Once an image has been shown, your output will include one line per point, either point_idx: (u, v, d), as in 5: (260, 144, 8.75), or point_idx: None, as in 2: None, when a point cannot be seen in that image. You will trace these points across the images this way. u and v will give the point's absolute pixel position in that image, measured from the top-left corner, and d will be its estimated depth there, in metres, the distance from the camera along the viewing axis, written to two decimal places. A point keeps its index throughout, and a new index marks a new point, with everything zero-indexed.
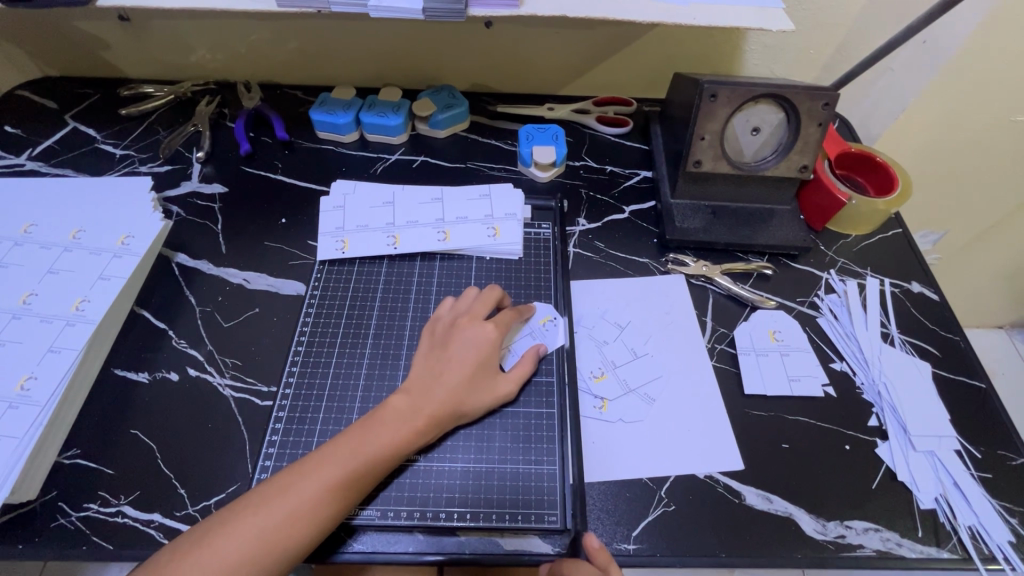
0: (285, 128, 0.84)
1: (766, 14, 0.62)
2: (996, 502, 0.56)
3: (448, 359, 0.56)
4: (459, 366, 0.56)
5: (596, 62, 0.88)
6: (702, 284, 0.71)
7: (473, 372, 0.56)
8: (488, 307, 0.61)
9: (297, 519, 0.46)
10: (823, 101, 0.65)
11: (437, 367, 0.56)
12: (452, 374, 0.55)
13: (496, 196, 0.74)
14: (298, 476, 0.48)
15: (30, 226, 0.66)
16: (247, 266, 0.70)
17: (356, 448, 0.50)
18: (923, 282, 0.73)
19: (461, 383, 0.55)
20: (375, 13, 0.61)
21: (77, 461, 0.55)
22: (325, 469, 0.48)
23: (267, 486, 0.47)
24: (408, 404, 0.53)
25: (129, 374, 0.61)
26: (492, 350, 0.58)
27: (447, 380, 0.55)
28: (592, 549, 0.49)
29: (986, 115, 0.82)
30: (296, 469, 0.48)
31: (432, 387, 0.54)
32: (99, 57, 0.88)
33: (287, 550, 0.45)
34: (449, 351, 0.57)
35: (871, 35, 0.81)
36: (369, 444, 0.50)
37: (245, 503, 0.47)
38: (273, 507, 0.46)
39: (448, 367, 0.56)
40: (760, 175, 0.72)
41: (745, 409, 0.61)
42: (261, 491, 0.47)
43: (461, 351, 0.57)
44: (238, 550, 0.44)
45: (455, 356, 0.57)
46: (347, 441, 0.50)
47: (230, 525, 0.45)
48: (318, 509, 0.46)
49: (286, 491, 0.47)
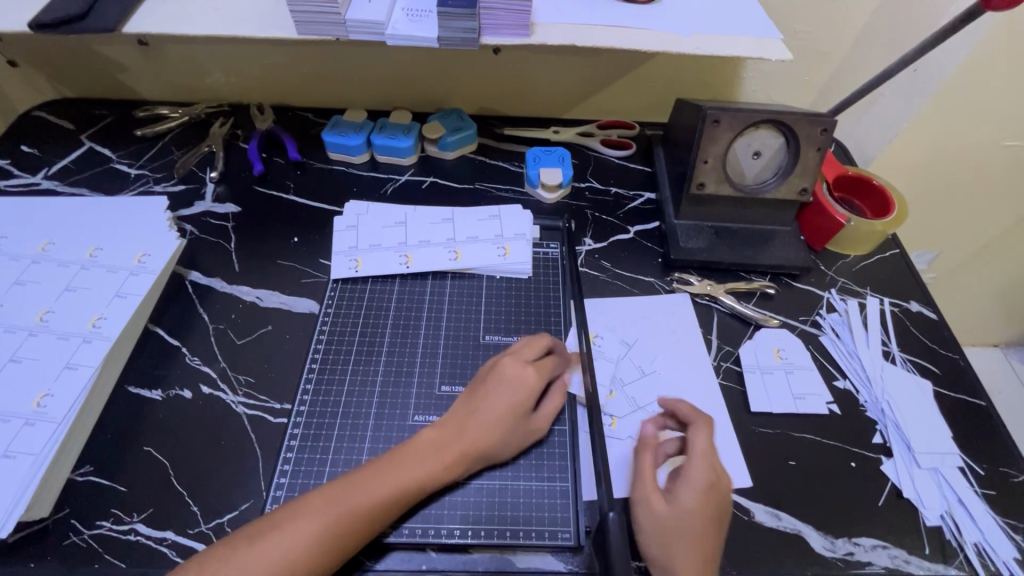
0: (297, 149, 0.86)
1: (765, 45, 0.65)
2: (1000, 518, 0.57)
3: (485, 398, 0.55)
4: (495, 406, 0.55)
5: (600, 88, 0.90)
6: (706, 302, 0.73)
7: (509, 414, 0.55)
8: (538, 351, 0.60)
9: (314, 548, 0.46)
10: (821, 126, 0.68)
11: (472, 405, 0.55)
12: (487, 415, 0.54)
13: (505, 216, 0.76)
14: (321, 500, 0.48)
15: (48, 244, 0.67)
16: (260, 284, 0.71)
17: (381, 477, 0.50)
18: (921, 301, 0.75)
19: (492, 423, 0.54)
20: (392, 41, 0.63)
21: (91, 477, 0.55)
22: (349, 498, 0.48)
23: (290, 509, 0.48)
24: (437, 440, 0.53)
25: (143, 392, 0.61)
26: (530, 392, 0.56)
27: (482, 420, 0.54)
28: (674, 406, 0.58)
29: (977, 138, 0.85)
30: (317, 494, 0.49)
31: (463, 426, 0.54)
32: (115, 80, 0.91)
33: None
34: (486, 390, 0.56)
35: (866, 62, 0.84)
36: (391, 474, 0.50)
37: (270, 523, 0.47)
38: (296, 533, 0.46)
39: (484, 407, 0.54)
40: (761, 197, 0.74)
41: (751, 426, 0.62)
42: (286, 513, 0.48)
43: (499, 391, 0.56)
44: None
45: (493, 396, 0.55)
46: (369, 471, 0.50)
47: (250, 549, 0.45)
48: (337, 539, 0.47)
49: (309, 517, 0.47)
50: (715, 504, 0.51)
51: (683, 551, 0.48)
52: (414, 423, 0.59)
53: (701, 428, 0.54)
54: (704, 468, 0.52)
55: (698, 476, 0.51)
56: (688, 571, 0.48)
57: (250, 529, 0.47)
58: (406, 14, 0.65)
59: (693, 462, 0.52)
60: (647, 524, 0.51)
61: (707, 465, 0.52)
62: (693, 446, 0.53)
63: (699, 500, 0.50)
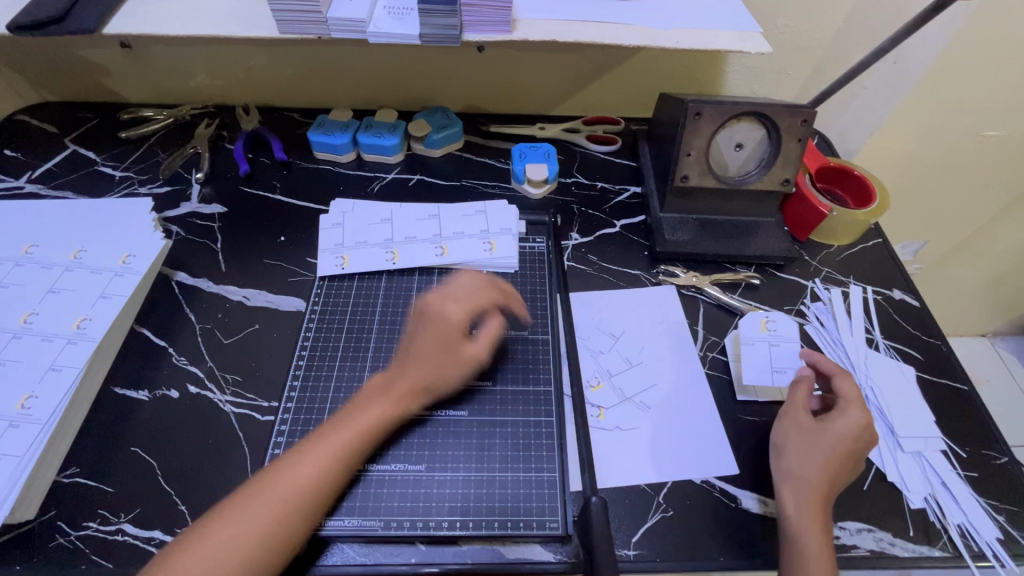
0: (283, 149, 0.86)
1: (743, 37, 0.66)
2: (983, 500, 0.58)
3: (428, 338, 0.60)
4: (426, 343, 0.59)
5: (584, 84, 0.91)
6: (692, 294, 0.73)
7: (440, 349, 0.59)
8: (472, 288, 0.63)
9: (274, 519, 0.47)
10: (801, 118, 0.69)
11: (410, 343, 0.60)
12: (419, 351, 0.59)
13: (491, 212, 0.76)
14: (296, 456, 0.50)
15: (31, 247, 0.67)
16: (247, 283, 0.71)
17: (342, 424, 0.53)
18: (904, 289, 0.76)
19: (428, 358, 0.58)
20: (374, 38, 0.63)
21: (76, 479, 0.55)
22: (318, 448, 0.51)
23: (265, 473, 0.50)
24: (381, 386, 0.57)
25: (129, 392, 0.61)
26: (456, 324, 0.60)
27: (415, 357, 0.58)
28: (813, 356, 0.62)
29: (956, 129, 0.86)
30: (277, 465, 0.50)
31: (405, 364, 0.58)
32: (99, 83, 0.90)
33: (275, 549, 0.46)
34: (420, 329, 0.61)
35: (844, 55, 0.85)
36: (350, 425, 0.53)
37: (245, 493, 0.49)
38: (275, 491, 0.48)
39: (417, 345, 0.59)
40: (744, 188, 0.74)
41: (737, 414, 0.63)
42: (260, 479, 0.49)
43: (428, 327, 0.60)
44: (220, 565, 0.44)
45: (423, 332, 0.60)
46: (326, 432, 0.53)
47: (204, 539, 0.46)
48: (302, 502, 0.48)
49: (285, 472, 0.49)
50: (862, 444, 0.54)
51: (817, 463, 0.53)
52: None
53: (848, 378, 0.58)
54: (856, 412, 0.55)
55: (852, 419, 0.55)
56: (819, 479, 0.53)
57: (202, 521, 0.47)
58: (387, 12, 0.65)
59: (846, 405, 0.56)
60: (790, 448, 0.56)
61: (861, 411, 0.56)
62: (846, 393, 0.57)
63: (853, 432, 0.54)
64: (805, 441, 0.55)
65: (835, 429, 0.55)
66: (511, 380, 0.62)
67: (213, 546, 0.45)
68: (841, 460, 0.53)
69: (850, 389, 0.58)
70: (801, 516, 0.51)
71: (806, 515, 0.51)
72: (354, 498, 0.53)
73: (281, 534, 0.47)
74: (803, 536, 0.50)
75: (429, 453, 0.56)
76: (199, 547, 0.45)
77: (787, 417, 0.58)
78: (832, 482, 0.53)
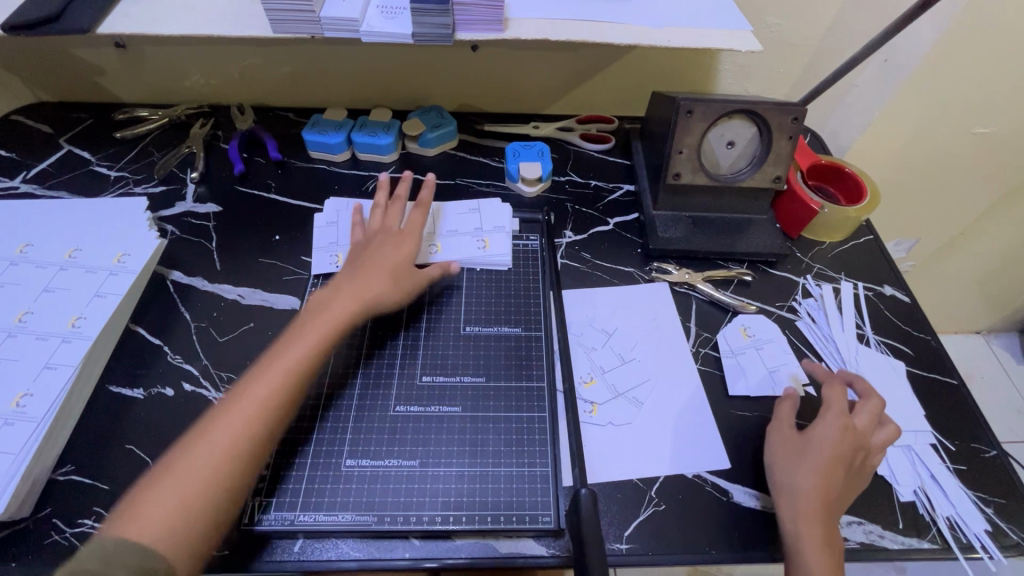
0: (278, 149, 0.86)
1: (734, 36, 0.67)
2: (972, 493, 0.58)
3: (359, 267, 0.64)
4: (376, 264, 0.64)
5: (578, 83, 0.92)
6: (685, 291, 0.74)
7: (391, 268, 0.64)
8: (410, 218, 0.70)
9: (236, 437, 0.49)
10: (792, 115, 0.69)
11: (357, 266, 0.65)
12: (370, 271, 0.64)
13: (485, 210, 0.77)
14: (263, 372, 0.54)
15: (26, 246, 0.67)
16: (242, 282, 0.71)
17: (298, 338, 0.57)
18: (894, 285, 0.76)
19: (380, 276, 0.64)
20: (366, 37, 0.64)
21: (72, 477, 0.55)
22: (282, 361, 0.55)
23: (233, 393, 0.53)
24: (317, 309, 0.60)
25: (124, 390, 0.61)
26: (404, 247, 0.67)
27: (367, 274, 0.63)
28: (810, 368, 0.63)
29: (947, 127, 0.87)
30: (245, 384, 0.53)
31: (355, 280, 0.63)
32: (94, 83, 0.91)
33: (245, 465, 0.49)
34: (367, 255, 0.66)
35: (835, 53, 0.86)
36: (308, 336, 0.57)
37: (217, 412, 0.51)
38: (248, 401, 0.52)
39: (366, 266, 0.64)
40: (736, 186, 0.75)
41: (729, 409, 0.63)
42: (230, 398, 0.52)
43: (375, 252, 0.66)
44: (191, 489, 0.46)
45: (370, 256, 0.65)
46: (286, 346, 0.56)
47: (170, 473, 0.47)
48: (261, 418, 0.51)
49: (253, 386, 0.53)
50: (849, 447, 0.54)
51: (805, 470, 0.53)
52: (395, 413, 0.59)
53: (832, 385, 0.60)
54: (837, 417, 0.56)
55: (836, 424, 0.56)
56: (811, 487, 0.52)
57: (162, 462, 0.48)
58: (380, 11, 0.65)
59: (829, 411, 0.57)
60: (777, 457, 0.56)
61: (841, 416, 0.56)
62: (828, 400, 0.58)
63: (838, 436, 0.55)
64: (790, 452, 0.56)
65: (820, 435, 0.55)
66: (505, 376, 0.63)
67: (179, 475, 0.47)
68: (832, 466, 0.53)
69: (831, 395, 0.59)
70: (797, 527, 0.51)
71: (804, 525, 0.51)
72: (349, 494, 0.53)
73: (247, 450, 0.49)
74: (803, 546, 0.50)
75: (423, 448, 0.57)
76: (166, 480, 0.47)
77: (773, 429, 0.59)
78: (827, 489, 0.52)
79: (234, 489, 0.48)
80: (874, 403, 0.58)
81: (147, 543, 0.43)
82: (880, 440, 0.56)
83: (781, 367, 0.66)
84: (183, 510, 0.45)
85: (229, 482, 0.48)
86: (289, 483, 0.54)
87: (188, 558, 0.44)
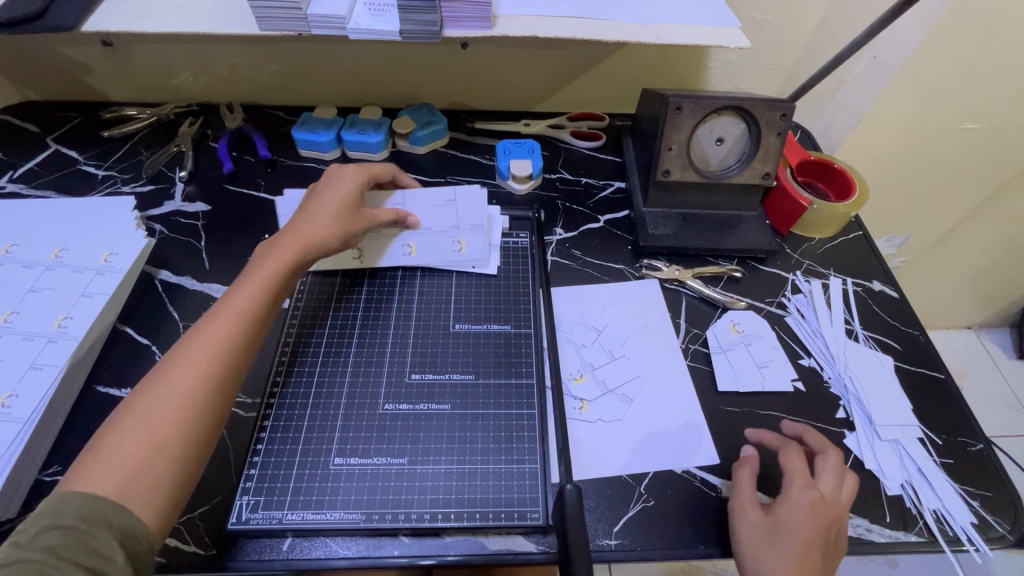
0: (267, 147, 0.86)
1: (723, 32, 0.67)
2: (959, 486, 0.59)
3: (304, 216, 0.63)
4: (327, 207, 0.63)
5: (569, 80, 0.92)
6: (675, 287, 0.74)
7: (341, 209, 0.64)
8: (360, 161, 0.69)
9: (201, 378, 0.48)
10: (781, 111, 0.69)
11: (307, 211, 0.63)
12: (323, 212, 0.63)
13: (462, 200, 0.71)
14: (218, 317, 0.52)
15: (11, 246, 0.67)
16: (230, 280, 0.71)
17: (250, 280, 0.56)
18: (883, 281, 0.77)
19: (333, 216, 0.63)
20: (354, 35, 0.63)
21: (58, 477, 0.55)
22: (238, 303, 0.54)
23: (187, 340, 0.51)
24: (264, 256, 0.59)
25: (111, 390, 0.61)
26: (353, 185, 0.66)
27: (319, 214, 0.62)
28: (762, 437, 0.59)
29: (936, 123, 0.88)
30: (197, 329, 0.52)
31: (306, 223, 0.62)
32: (81, 82, 0.90)
33: (212, 402, 0.48)
34: (317, 200, 0.64)
35: (824, 51, 0.87)
36: (260, 278, 0.56)
37: (170, 360, 0.49)
38: (204, 343, 0.50)
39: (317, 209, 0.63)
40: (725, 182, 0.75)
41: (718, 405, 0.63)
42: (184, 344, 0.50)
43: (324, 195, 0.65)
44: (158, 430, 0.45)
45: (319, 199, 0.64)
46: (237, 290, 0.55)
47: (129, 418, 0.45)
48: (222, 357, 0.50)
49: (207, 329, 0.51)
50: (823, 525, 0.51)
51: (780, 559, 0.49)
52: (383, 411, 0.59)
53: (791, 451, 0.56)
54: (806, 491, 0.52)
55: (804, 498, 0.52)
56: None
57: (116, 412, 0.46)
58: (368, 8, 0.65)
59: (794, 483, 0.53)
60: (745, 541, 0.51)
61: (809, 487, 0.53)
62: (790, 470, 0.54)
63: (810, 515, 0.51)
64: (760, 537, 0.51)
65: (788, 516, 0.51)
66: (494, 374, 0.63)
67: (142, 418, 0.45)
68: (807, 549, 0.50)
69: (796, 463, 0.55)
70: None
71: None
72: (340, 493, 0.53)
73: (210, 389, 0.48)
74: None
75: (411, 445, 0.57)
76: (127, 425, 0.45)
77: (736, 507, 0.53)
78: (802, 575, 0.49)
79: (205, 431, 0.47)
80: (833, 455, 0.56)
81: (117, 490, 0.42)
82: (847, 497, 0.54)
83: (770, 363, 0.67)
84: (153, 453, 0.44)
85: (197, 421, 0.47)
86: (277, 482, 0.54)
87: (163, 504, 0.43)
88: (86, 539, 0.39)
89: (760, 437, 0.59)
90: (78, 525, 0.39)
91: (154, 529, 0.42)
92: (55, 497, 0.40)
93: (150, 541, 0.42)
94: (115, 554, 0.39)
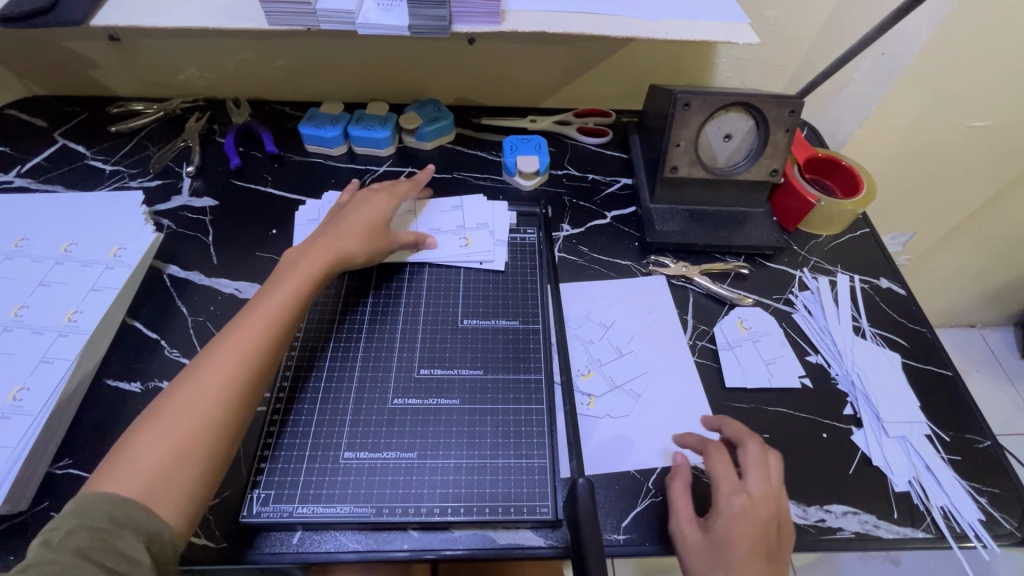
0: (274, 143, 0.86)
1: (731, 28, 0.66)
2: (966, 483, 0.59)
3: (335, 229, 0.64)
4: (354, 222, 0.65)
5: (575, 76, 0.91)
6: (682, 284, 0.74)
7: (367, 226, 0.65)
8: (389, 184, 0.72)
9: (229, 381, 0.49)
10: (789, 108, 0.69)
11: (335, 225, 0.65)
12: (349, 226, 0.64)
13: (468, 207, 0.77)
14: (247, 322, 0.53)
15: (20, 240, 0.67)
16: (238, 275, 0.71)
17: (278, 288, 0.57)
18: (890, 278, 0.77)
19: (359, 232, 0.64)
20: (363, 30, 0.63)
21: (69, 470, 0.55)
22: (265, 309, 0.55)
23: (216, 344, 0.52)
24: (293, 264, 0.60)
25: (121, 384, 0.61)
26: (380, 207, 0.68)
27: (346, 228, 0.64)
28: (683, 440, 0.58)
29: (944, 120, 0.87)
30: (228, 334, 0.53)
31: (334, 235, 0.63)
32: (88, 76, 0.90)
33: (239, 405, 0.49)
34: (345, 216, 0.66)
35: (832, 47, 0.86)
36: (287, 285, 0.57)
37: (201, 364, 0.50)
38: (232, 347, 0.51)
39: (344, 223, 0.65)
40: (733, 179, 0.75)
41: (725, 401, 0.64)
42: (214, 348, 0.51)
43: (352, 212, 0.66)
44: (186, 432, 0.46)
45: (347, 216, 0.66)
46: (265, 296, 0.56)
47: (162, 419, 0.46)
48: (251, 362, 0.51)
49: (236, 334, 0.52)
50: (759, 529, 0.50)
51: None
52: (393, 406, 0.59)
53: (713, 454, 0.55)
54: (735, 497, 0.51)
55: (732, 506, 0.51)
56: None
57: (149, 411, 0.47)
58: (376, 3, 0.65)
59: (721, 492, 0.52)
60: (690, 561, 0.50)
61: (737, 493, 0.51)
62: (717, 477, 0.53)
63: (744, 523, 0.50)
64: (702, 556, 0.49)
65: (723, 529, 0.50)
66: (502, 369, 0.63)
67: (171, 420, 0.46)
68: (750, 561, 0.49)
69: (722, 468, 0.53)
70: None
71: None
72: (347, 487, 0.53)
73: (240, 395, 0.49)
74: None
75: (421, 440, 0.57)
76: (156, 427, 0.46)
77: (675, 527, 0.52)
78: None
79: (233, 433, 0.48)
80: (753, 444, 0.55)
81: (145, 491, 0.43)
82: (777, 487, 0.52)
83: (777, 360, 0.67)
84: (181, 454, 0.45)
85: (225, 425, 0.47)
86: (287, 476, 0.54)
87: (188, 507, 0.44)
88: (113, 541, 0.40)
89: (684, 442, 0.58)
90: (106, 525, 0.41)
91: (179, 530, 0.43)
92: (82, 498, 0.42)
93: (174, 543, 0.43)
94: (140, 557, 0.40)
